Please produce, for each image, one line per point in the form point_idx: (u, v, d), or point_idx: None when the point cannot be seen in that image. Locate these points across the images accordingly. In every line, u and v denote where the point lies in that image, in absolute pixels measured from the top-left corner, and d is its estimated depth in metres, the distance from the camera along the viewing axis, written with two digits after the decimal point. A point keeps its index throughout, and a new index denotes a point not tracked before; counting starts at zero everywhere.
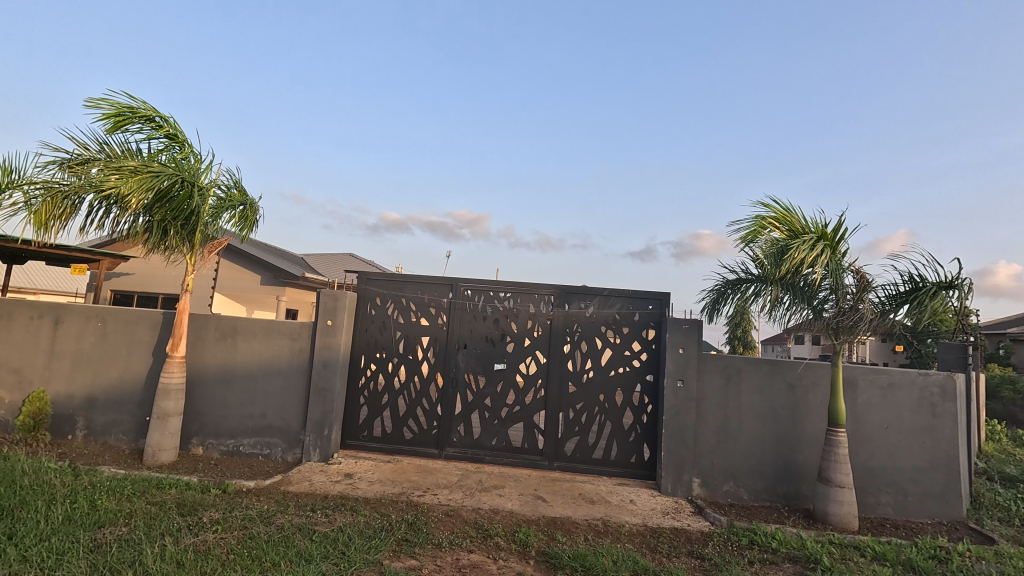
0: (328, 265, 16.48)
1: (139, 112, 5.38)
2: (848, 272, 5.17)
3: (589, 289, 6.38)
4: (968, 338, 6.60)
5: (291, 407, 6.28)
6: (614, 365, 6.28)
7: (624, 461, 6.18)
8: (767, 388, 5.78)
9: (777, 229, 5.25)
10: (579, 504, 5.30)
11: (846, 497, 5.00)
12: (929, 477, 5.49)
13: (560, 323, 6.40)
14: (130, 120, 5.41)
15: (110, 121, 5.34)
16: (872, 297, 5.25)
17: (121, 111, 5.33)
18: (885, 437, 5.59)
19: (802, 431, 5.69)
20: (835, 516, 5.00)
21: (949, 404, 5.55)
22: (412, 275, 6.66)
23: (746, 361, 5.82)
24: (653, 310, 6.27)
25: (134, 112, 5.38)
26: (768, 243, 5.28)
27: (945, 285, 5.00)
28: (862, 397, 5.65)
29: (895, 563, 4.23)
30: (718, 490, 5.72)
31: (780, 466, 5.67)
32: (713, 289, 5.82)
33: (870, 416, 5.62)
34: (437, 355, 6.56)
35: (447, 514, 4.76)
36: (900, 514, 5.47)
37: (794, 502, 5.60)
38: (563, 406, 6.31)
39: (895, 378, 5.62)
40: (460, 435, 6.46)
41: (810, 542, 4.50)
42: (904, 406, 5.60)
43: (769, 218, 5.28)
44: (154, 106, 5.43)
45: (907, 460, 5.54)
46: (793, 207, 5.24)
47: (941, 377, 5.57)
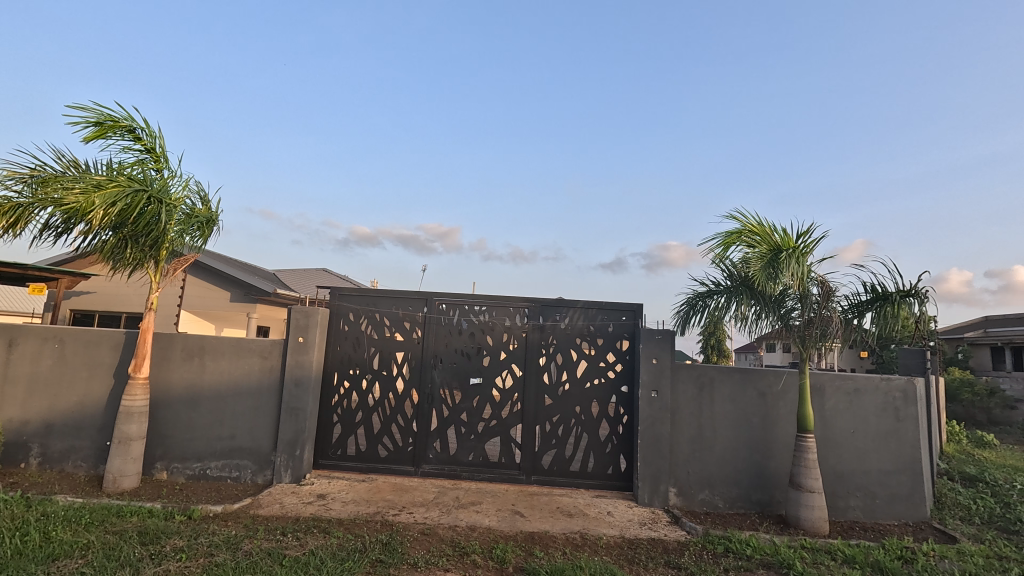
0: (301, 281, 16.23)
1: (119, 122, 5.23)
2: (815, 281, 5.34)
3: (563, 301, 6.43)
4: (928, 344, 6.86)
5: (261, 428, 6.11)
6: (590, 376, 6.32)
7: (602, 473, 6.20)
8: (739, 396, 5.89)
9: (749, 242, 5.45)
10: (557, 517, 5.28)
11: (817, 502, 5.11)
12: (895, 480, 5.66)
13: (536, 336, 6.42)
14: (109, 130, 5.25)
15: (89, 127, 5.18)
16: (837, 305, 5.43)
17: (104, 118, 5.17)
18: (853, 442, 5.74)
19: (773, 438, 5.81)
20: (806, 521, 5.09)
21: (911, 408, 5.76)
22: (386, 290, 6.61)
23: (718, 370, 5.93)
24: (627, 322, 6.36)
25: (118, 122, 5.23)
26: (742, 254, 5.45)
27: (906, 294, 5.25)
28: (830, 403, 5.80)
29: (864, 565, 4.32)
30: (693, 499, 5.77)
31: (753, 474, 5.76)
32: (687, 302, 5.94)
33: (838, 421, 5.77)
34: (412, 371, 6.49)
35: (422, 532, 4.68)
36: (869, 517, 5.60)
37: (768, 508, 5.70)
38: (540, 419, 6.30)
39: (861, 384, 5.80)
40: (437, 452, 6.38)
41: (783, 547, 4.57)
42: (869, 411, 5.78)
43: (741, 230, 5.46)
44: (136, 118, 5.31)
45: (874, 464, 5.70)
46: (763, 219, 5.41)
47: (902, 382, 5.80)
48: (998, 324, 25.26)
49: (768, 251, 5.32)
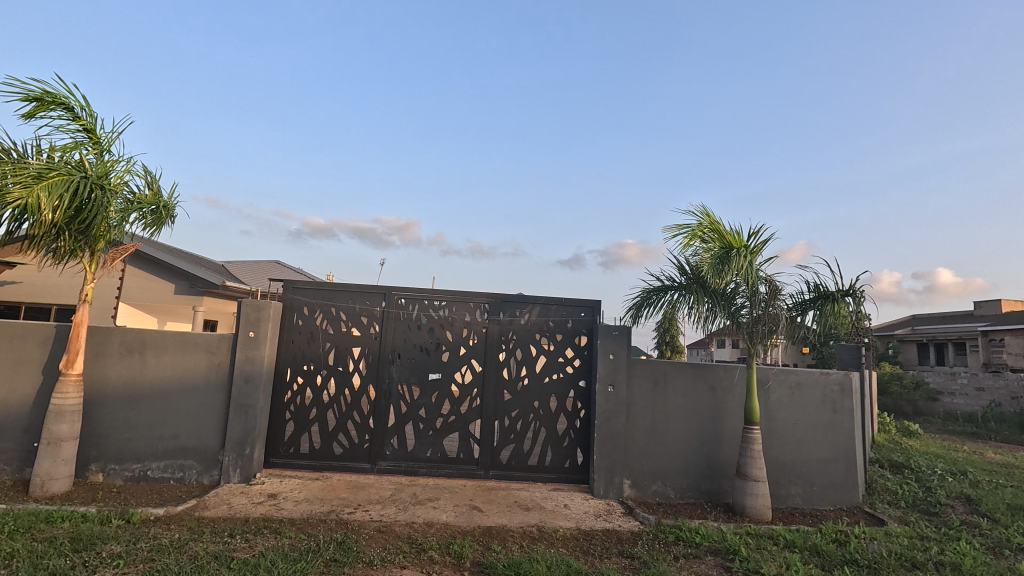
0: (252, 274, 15.63)
1: (52, 100, 4.84)
2: (764, 281, 5.58)
3: (523, 297, 6.46)
4: (862, 341, 7.32)
5: (208, 426, 5.85)
6: (549, 372, 6.39)
7: (559, 466, 6.29)
8: (691, 390, 6.10)
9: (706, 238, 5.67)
10: (514, 511, 5.32)
11: (761, 490, 5.37)
12: (831, 468, 6.02)
13: (496, 331, 6.43)
14: (40, 108, 4.84)
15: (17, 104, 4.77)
16: (783, 303, 5.71)
17: (35, 96, 4.77)
18: (795, 433, 6.06)
19: (721, 430, 6.06)
20: (751, 508, 5.35)
21: (847, 400, 6.15)
22: (343, 284, 6.44)
23: (671, 365, 6.12)
24: (586, 318, 6.46)
25: (52, 100, 4.84)
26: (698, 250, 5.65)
27: (845, 294, 5.57)
28: (775, 396, 6.10)
29: (803, 549, 4.57)
30: (647, 490, 5.94)
31: (703, 465, 6.00)
32: (644, 298, 6.08)
33: (782, 413, 6.07)
34: (369, 367, 6.36)
35: (378, 530, 4.61)
36: (808, 503, 5.93)
37: (716, 498, 5.94)
38: (499, 414, 6.32)
39: (803, 378, 6.13)
40: (394, 448, 6.29)
41: (729, 534, 4.78)
42: (810, 403, 6.12)
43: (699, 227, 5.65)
44: (71, 96, 4.92)
45: (814, 453, 6.04)
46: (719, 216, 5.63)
47: (839, 376, 6.18)
48: (923, 322, 27.30)
49: (723, 247, 5.54)
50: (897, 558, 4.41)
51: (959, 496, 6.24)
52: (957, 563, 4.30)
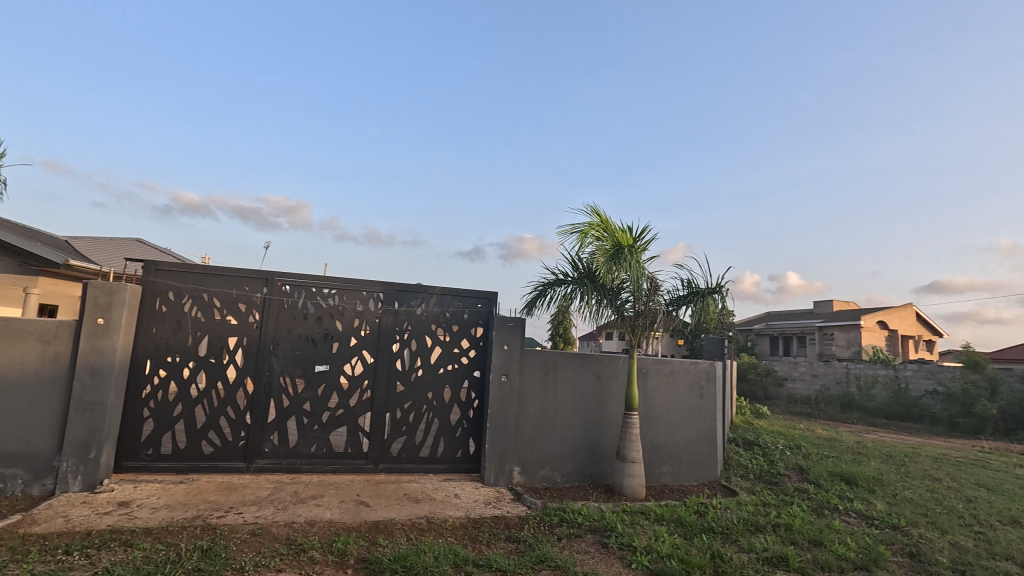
0: (107, 253, 13.65)
1: None
2: (645, 276, 6.03)
3: (419, 287, 6.35)
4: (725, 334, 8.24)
5: (39, 428, 5.00)
6: (443, 363, 6.35)
7: (451, 457, 6.30)
8: (578, 379, 6.44)
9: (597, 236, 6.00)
10: (403, 504, 5.23)
11: (637, 470, 5.83)
12: (696, 447, 6.72)
13: (390, 321, 6.24)
14: None
15: None
16: (662, 298, 6.21)
17: None
18: (668, 416, 6.65)
19: (604, 416, 6.48)
20: (628, 487, 5.79)
21: (710, 387, 6.95)
22: (217, 268, 5.84)
23: (561, 356, 6.39)
24: (482, 309, 6.51)
25: None
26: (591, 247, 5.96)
27: (713, 291, 6.21)
28: (652, 383, 6.63)
29: (670, 521, 5.05)
30: (535, 476, 6.16)
31: (587, 449, 6.37)
32: (539, 292, 6.28)
33: (657, 399, 6.62)
34: (247, 358, 5.85)
35: (252, 533, 4.27)
36: (676, 480, 6.56)
37: (597, 479, 6.35)
38: (390, 406, 6.16)
39: (676, 367, 6.75)
40: (274, 445, 5.87)
41: (607, 513, 5.13)
42: (681, 390, 6.76)
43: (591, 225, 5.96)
44: None
45: (683, 434, 6.68)
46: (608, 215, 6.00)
47: (705, 365, 6.93)
48: (774, 318, 31.43)
49: (612, 245, 5.91)
50: (745, 523, 5.04)
51: (794, 467, 7.29)
52: (789, 524, 5.03)
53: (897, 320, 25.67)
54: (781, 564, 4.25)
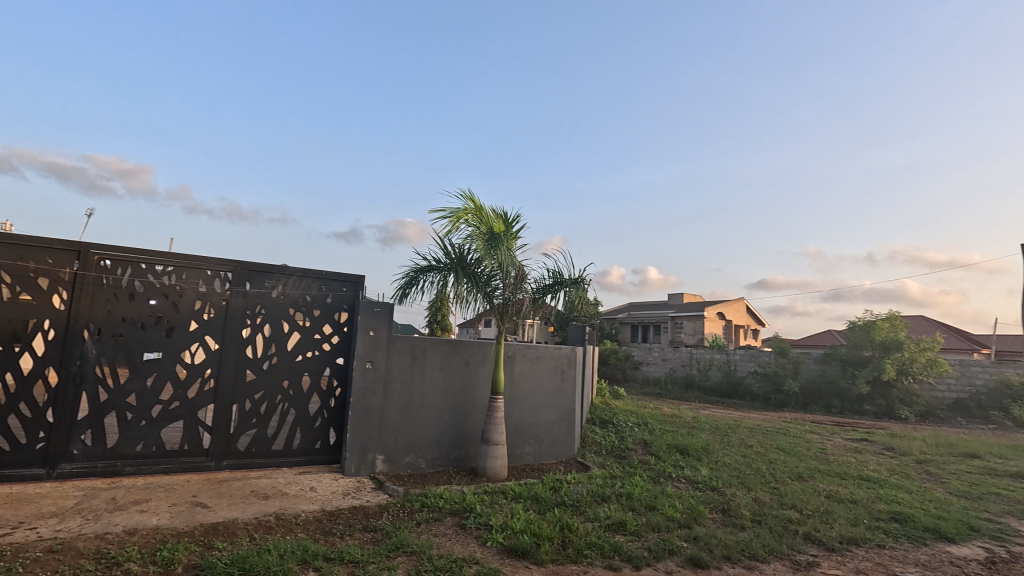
0: None
1: None
2: (514, 265, 6.21)
3: (276, 268, 5.84)
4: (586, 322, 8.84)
5: None
6: (302, 349, 5.94)
7: (308, 449, 5.95)
8: (447, 365, 6.45)
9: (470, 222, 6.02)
10: (248, 502, 4.82)
11: (499, 452, 6.03)
12: (556, 427, 7.15)
13: (239, 304, 5.66)
14: None
15: None
16: (528, 286, 6.44)
17: None
18: (532, 399, 6.96)
19: (471, 401, 6.59)
20: (490, 469, 5.97)
21: (571, 370, 7.41)
22: (7, 235, 4.79)
23: (430, 342, 6.34)
24: (347, 293, 6.20)
25: None
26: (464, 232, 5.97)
27: (576, 281, 6.61)
28: (518, 368, 6.88)
29: (526, 498, 5.31)
30: (399, 463, 6.07)
31: (453, 434, 6.42)
32: (409, 278, 6.14)
33: (522, 383, 6.89)
34: (50, 345, 4.91)
35: (49, 550, 3.62)
36: (537, 459, 6.91)
37: (462, 463, 6.45)
38: (238, 397, 5.61)
39: (540, 352, 7.08)
40: (86, 446, 5.02)
41: (468, 495, 5.24)
42: (544, 374, 7.12)
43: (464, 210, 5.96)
44: None
45: (544, 416, 7.05)
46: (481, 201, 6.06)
47: (568, 351, 7.38)
48: (635, 308, 34.58)
49: (484, 231, 5.98)
50: (593, 495, 5.49)
51: (640, 442, 8.10)
52: (630, 492, 5.58)
53: (731, 311, 29.75)
54: (620, 529, 4.70)
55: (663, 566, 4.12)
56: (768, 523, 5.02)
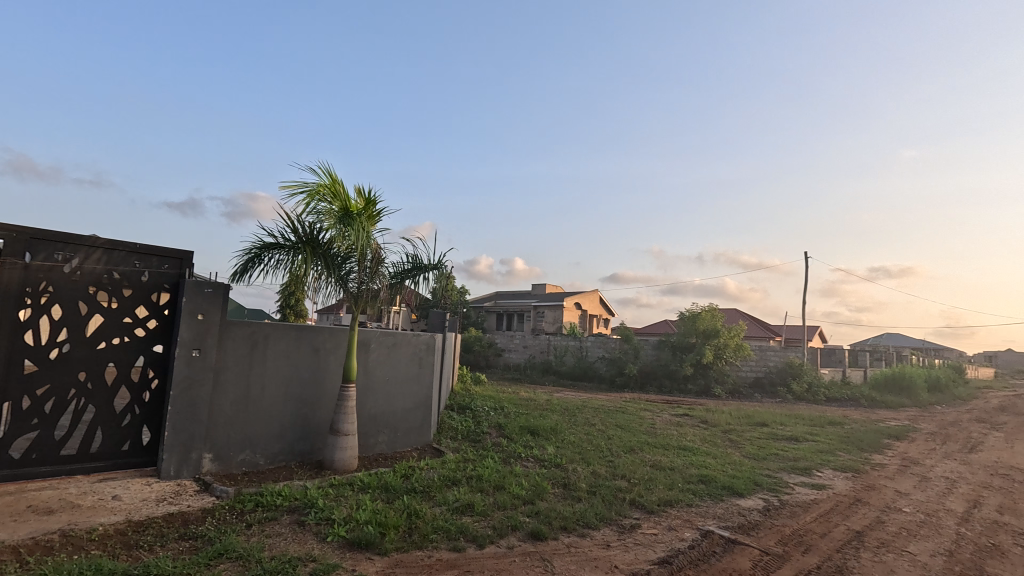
0: None
1: None
2: (373, 247, 5.93)
3: (70, 237, 4.82)
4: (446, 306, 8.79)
5: None
6: (106, 336, 5.01)
7: (113, 451, 5.08)
8: (292, 353, 5.96)
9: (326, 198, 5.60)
10: (22, 520, 3.94)
11: (349, 443, 5.76)
12: (412, 415, 7.06)
13: (14, 280, 4.56)
14: None
15: None
16: (385, 272, 6.28)
17: None
18: (387, 387, 6.75)
19: (320, 390, 6.19)
20: (338, 461, 5.69)
21: (430, 357, 7.36)
22: None
23: (273, 327, 5.80)
24: (169, 272, 5.37)
25: None
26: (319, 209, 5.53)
27: (435, 267, 6.52)
28: (372, 355, 6.61)
29: (375, 488, 5.16)
30: (231, 461, 5.47)
31: (297, 426, 5.98)
32: (250, 257, 5.52)
33: (377, 371, 6.64)
34: None
35: None
36: (390, 448, 6.74)
37: (307, 457, 6.05)
38: (11, 394, 4.54)
39: (398, 339, 6.90)
40: None
41: (310, 490, 4.92)
42: (401, 361, 6.96)
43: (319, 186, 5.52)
44: None
45: (400, 403, 6.90)
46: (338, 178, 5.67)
47: (426, 337, 7.31)
48: (501, 297, 35.64)
49: (341, 209, 5.61)
50: (444, 480, 5.52)
51: (495, 425, 8.36)
52: (480, 474, 5.73)
53: (587, 302, 32.20)
54: (467, 511, 4.80)
55: (505, 542, 4.30)
56: (601, 493, 5.54)
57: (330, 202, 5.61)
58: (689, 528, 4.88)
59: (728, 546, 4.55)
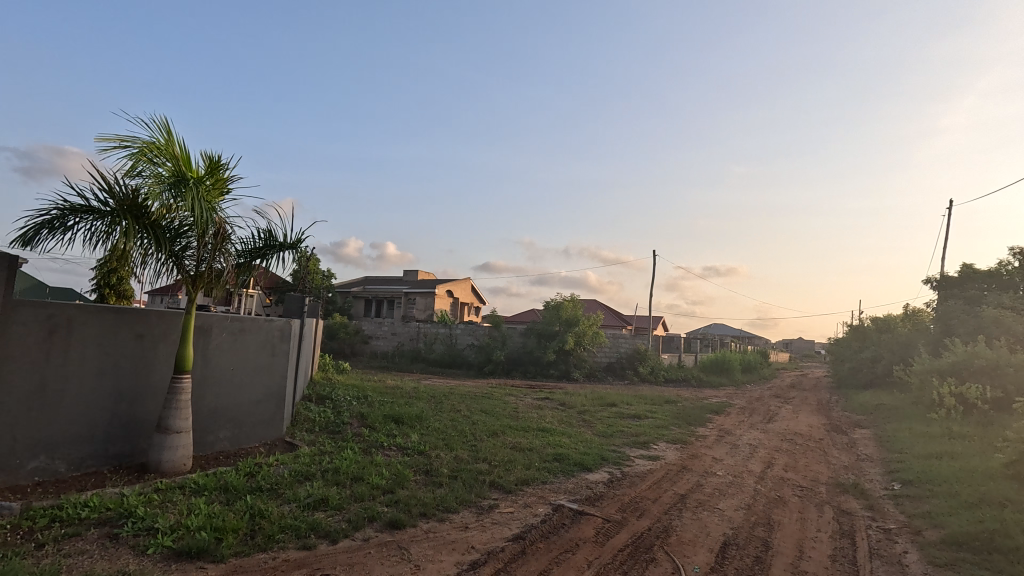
0: None
1: None
2: (217, 220, 5.27)
3: None
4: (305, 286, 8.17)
5: None
6: None
7: None
8: (108, 339, 5.06)
9: (159, 160, 4.84)
10: None
11: (182, 441, 5.10)
12: (261, 407, 6.47)
13: None
14: None
15: None
16: (232, 248, 5.63)
17: None
18: (231, 378, 6.08)
19: (144, 382, 5.37)
20: (167, 462, 5.01)
21: (283, 344, 6.83)
22: None
23: (81, 309, 4.83)
24: None
25: None
26: (150, 172, 4.77)
27: (292, 246, 5.99)
28: (214, 342, 5.88)
29: (212, 490, 4.63)
30: (18, 472, 4.43)
31: (113, 425, 5.11)
32: (52, 222, 4.56)
33: (219, 359, 5.94)
34: None
35: None
36: (234, 445, 6.09)
37: (125, 460, 5.21)
38: None
39: (246, 324, 6.25)
40: None
41: (128, 497, 4.24)
42: (250, 348, 6.32)
43: (151, 145, 4.77)
44: None
45: (247, 395, 6.27)
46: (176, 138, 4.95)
47: (280, 323, 6.75)
48: (369, 282, 34.22)
49: (179, 174, 4.90)
50: (295, 475, 5.16)
51: (356, 415, 8.02)
52: (337, 466, 5.46)
53: (458, 289, 32.38)
54: (321, 506, 4.55)
55: (361, 534, 4.16)
56: (462, 477, 5.64)
57: (165, 166, 4.86)
58: (542, 504, 5.20)
59: (576, 517, 4.94)
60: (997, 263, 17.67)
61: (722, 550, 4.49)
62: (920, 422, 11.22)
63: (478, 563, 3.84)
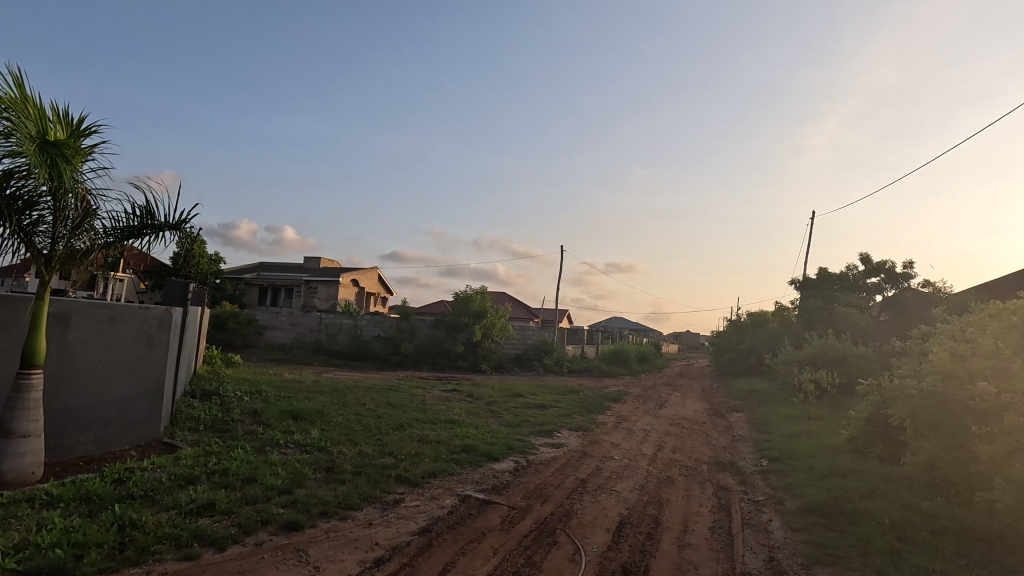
0: None
1: None
2: (80, 192, 4.57)
3: None
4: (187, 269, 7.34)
5: None
6: None
7: None
8: None
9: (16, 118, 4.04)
10: None
11: (31, 447, 4.39)
12: (134, 405, 5.75)
13: None
14: None
15: None
16: (97, 225, 4.92)
17: None
18: (96, 373, 5.33)
19: None
20: (11, 472, 4.29)
21: (163, 335, 6.12)
22: None
23: None
24: None
25: None
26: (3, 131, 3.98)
27: (173, 226, 5.36)
28: (74, 333, 5.12)
29: (69, 501, 4.04)
30: None
31: None
32: None
33: (81, 352, 5.18)
34: None
35: None
36: (99, 449, 5.36)
37: None
38: None
39: (116, 312, 5.51)
40: None
41: None
42: (120, 340, 5.59)
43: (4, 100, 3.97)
44: None
45: (116, 393, 5.54)
46: (29, 93, 4.17)
47: (159, 312, 6.05)
48: (266, 269, 31.75)
49: (39, 136, 4.17)
50: (175, 479, 4.67)
51: (249, 412, 7.43)
52: (226, 468, 5.02)
53: (365, 279, 31.13)
54: (206, 511, 4.16)
55: (253, 539, 3.87)
56: (366, 473, 5.45)
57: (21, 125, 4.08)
58: (449, 495, 5.19)
59: (482, 507, 4.99)
60: (847, 267, 20.51)
61: (618, 529, 4.79)
62: (784, 405, 12.77)
63: (382, 560, 3.74)
